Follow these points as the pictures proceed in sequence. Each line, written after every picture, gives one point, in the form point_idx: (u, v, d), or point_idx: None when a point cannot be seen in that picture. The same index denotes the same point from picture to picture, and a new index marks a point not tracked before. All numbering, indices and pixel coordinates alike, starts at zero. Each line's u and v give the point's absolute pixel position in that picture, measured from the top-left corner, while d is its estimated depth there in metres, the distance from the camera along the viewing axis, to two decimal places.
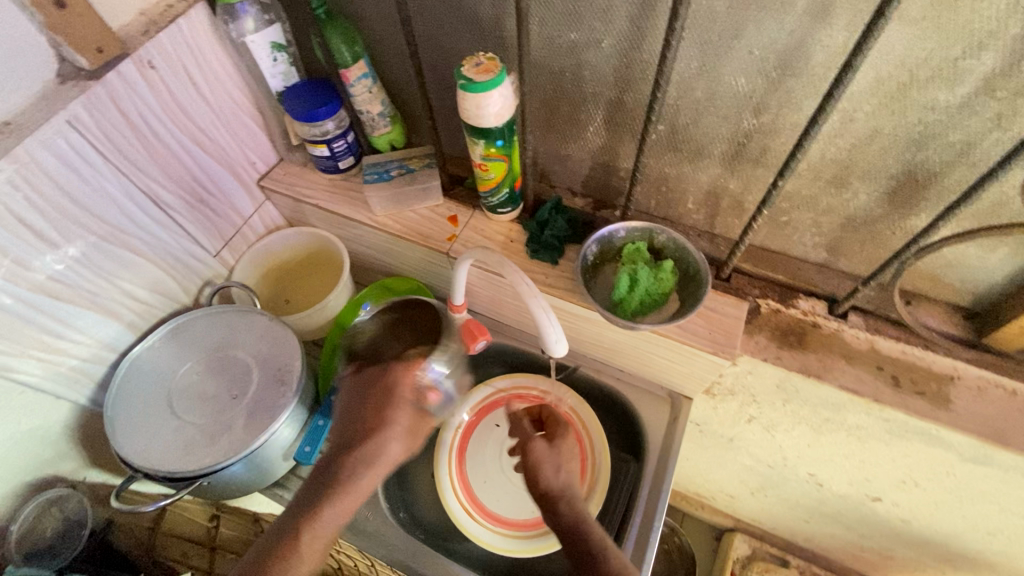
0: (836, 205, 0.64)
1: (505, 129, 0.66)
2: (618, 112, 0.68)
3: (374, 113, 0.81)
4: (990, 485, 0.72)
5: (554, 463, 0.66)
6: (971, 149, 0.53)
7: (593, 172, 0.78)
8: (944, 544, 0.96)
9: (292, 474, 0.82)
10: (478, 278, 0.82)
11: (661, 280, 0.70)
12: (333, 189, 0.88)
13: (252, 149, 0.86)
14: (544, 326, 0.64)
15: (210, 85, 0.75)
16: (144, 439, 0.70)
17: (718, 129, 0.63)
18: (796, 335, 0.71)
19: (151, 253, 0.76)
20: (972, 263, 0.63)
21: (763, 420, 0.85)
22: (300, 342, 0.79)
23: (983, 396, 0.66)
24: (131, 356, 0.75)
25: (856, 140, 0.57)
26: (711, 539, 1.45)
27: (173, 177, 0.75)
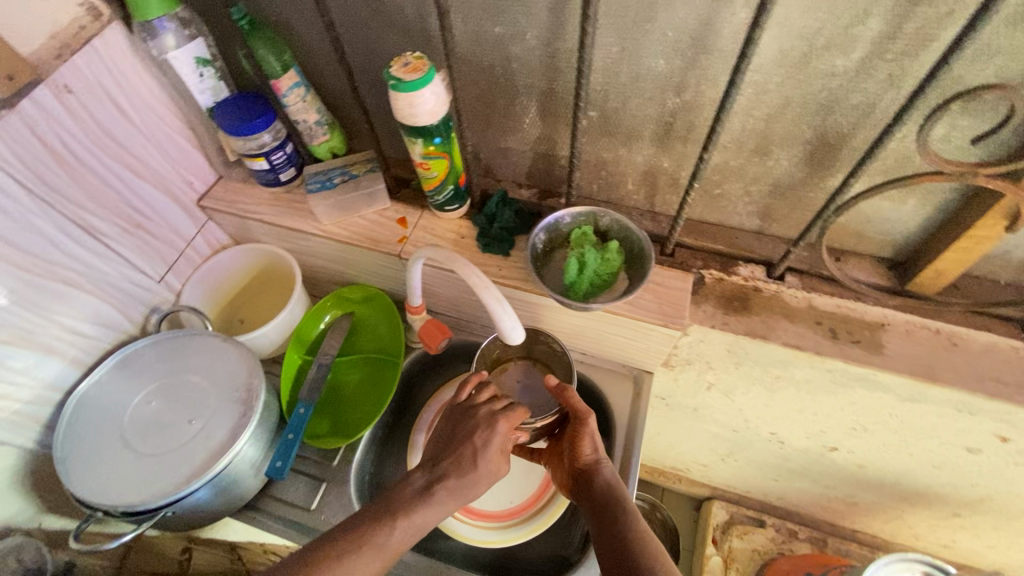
0: (762, 173, 0.68)
1: (442, 126, 0.67)
2: (551, 101, 0.70)
3: (311, 121, 0.80)
4: (928, 421, 0.78)
5: (593, 442, 0.70)
6: (872, 109, 0.57)
7: (535, 162, 0.80)
8: (899, 483, 1.02)
9: (263, 495, 0.80)
10: (433, 277, 0.83)
11: (608, 261, 0.72)
12: (277, 202, 0.86)
13: (188, 169, 0.84)
14: (499, 316, 0.65)
15: (135, 105, 0.73)
16: (100, 476, 0.67)
17: (646, 110, 0.66)
18: (740, 300, 0.75)
19: (90, 284, 0.73)
20: (888, 216, 0.67)
21: (721, 385, 0.89)
22: (257, 358, 0.77)
23: (912, 338, 0.71)
24: (77, 393, 0.72)
25: (770, 110, 0.61)
26: (691, 510, 1.50)
27: (105, 203, 0.72)
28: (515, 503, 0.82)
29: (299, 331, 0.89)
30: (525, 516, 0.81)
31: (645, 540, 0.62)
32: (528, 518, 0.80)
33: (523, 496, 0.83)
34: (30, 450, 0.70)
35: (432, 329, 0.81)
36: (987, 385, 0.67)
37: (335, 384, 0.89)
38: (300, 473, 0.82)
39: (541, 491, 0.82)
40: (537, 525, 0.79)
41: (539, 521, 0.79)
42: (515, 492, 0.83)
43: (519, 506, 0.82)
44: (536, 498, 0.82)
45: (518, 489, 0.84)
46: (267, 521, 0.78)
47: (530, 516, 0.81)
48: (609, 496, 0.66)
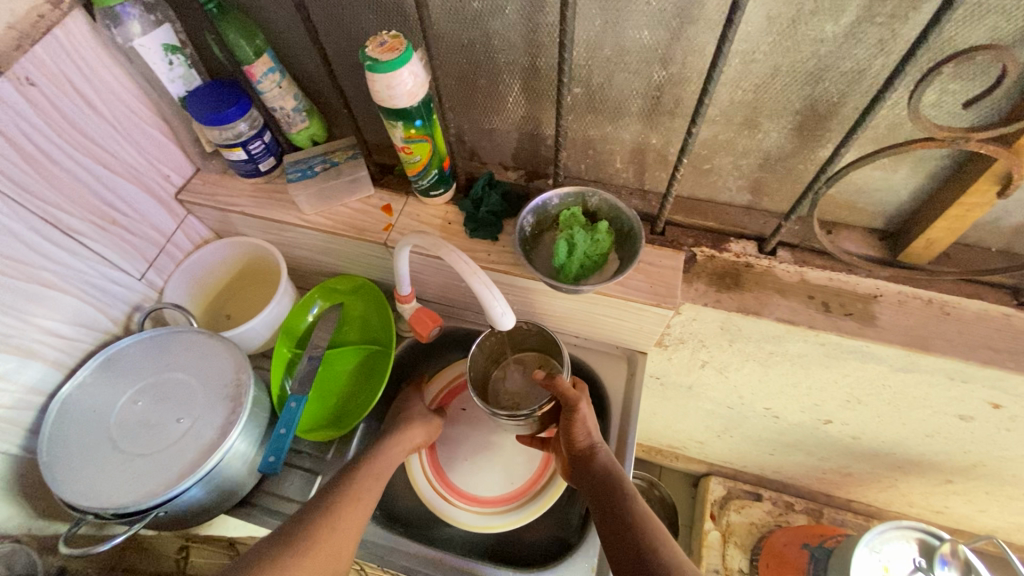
0: (752, 146, 0.67)
1: (422, 108, 0.65)
2: (534, 78, 0.68)
3: (289, 108, 0.78)
4: (920, 391, 0.78)
5: (587, 428, 0.71)
6: (862, 76, 0.56)
7: (520, 143, 0.78)
8: (892, 453, 1.03)
9: (258, 490, 0.79)
10: (421, 264, 0.81)
11: (598, 242, 0.70)
12: (258, 193, 0.84)
13: (163, 162, 0.81)
14: (488, 302, 0.64)
15: (103, 97, 0.70)
16: (88, 479, 0.66)
17: (631, 84, 0.64)
18: (731, 277, 0.74)
19: (67, 284, 0.71)
20: (879, 185, 0.67)
21: (715, 363, 0.88)
22: (244, 353, 0.76)
23: (904, 309, 0.70)
24: (61, 396, 0.70)
25: (759, 80, 0.59)
26: (688, 487, 1.51)
27: (77, 200, 0.70)
28: (515, 486, 0.81)
29: (286, 325, 0.87)
30: (523, 500, 0.80)
31: (644, 517, 0.62)
32: (526, 502, 0.80)
33: (523, 479, 0.82)
34: (16, 456, 0.69)
35: (423, 317, 0.81)
36: (979, 353, 0.67)
37: (327, 377, 0.88)
38: (295, 467, 0.81)
39: (539, 475, 0.81)
40: (534, 509, 0.79)
41: (537, 506, 0.79)
42: (514, 477, 0.82)
43: (517, 491, 0.81)
44: (534, 482, 0.81)
45: (517, 472, 0.82)
46: (263, 516, 0.77)
47: (529, 499, 0.80)
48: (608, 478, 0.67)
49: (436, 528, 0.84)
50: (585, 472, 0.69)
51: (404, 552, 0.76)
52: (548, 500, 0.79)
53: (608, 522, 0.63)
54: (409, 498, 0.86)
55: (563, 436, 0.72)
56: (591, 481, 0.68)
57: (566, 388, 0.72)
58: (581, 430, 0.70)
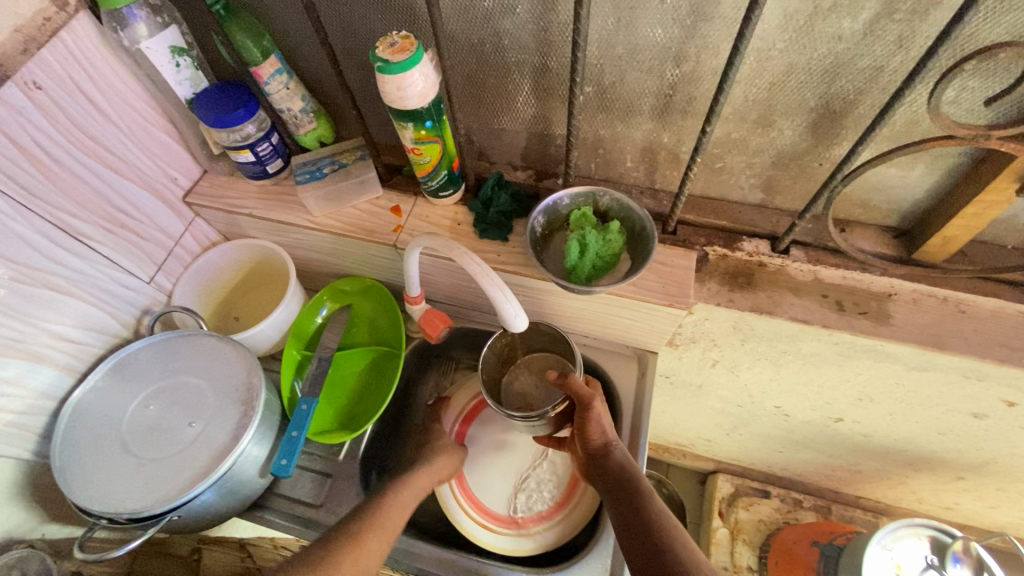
0: (765, 144, 0.66)
1: (432, 109, 0.64)
2: (544, 78, 0.67)
3: (296, 109, 0.77)
4: (934, 389, 0.77)
5: (603, 427, 0.70)
6: (880, 73, 0.55)
7: (530, 143, 0.77)
8: (904, 450, 1.02)
9: (270, 493, 0.79)
10: (431, 265, 0.81)
11: (610, 242, 0.70)
12: (265, 195, 0.84)
13: (171, 165, 0.81)
14: (500, 304, 0.63)
15: (109, 99, 0.69)
16: (100, 485, 0.66)
17: (643, 83, 0.64)
18: (744, 276, 0.73)
19: (76, 288, 0.71)
20: (895, 183, 0.66)
21: (726, 362, 0.88)
22: (254, 356, 0.76)
23: (920, 307, 0.70)
24: (72, 401, 0.70)
25: (774, 78, 0.58)
26: (696, 484, 1.51)
27: (85, 204, 0.70)
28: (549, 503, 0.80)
29: (295, 327, 0.87)
30: (528, 532, 0.79)
31: (662, 518, 0.62)
32: (530, 535, 0.79)
33: (538, 506, 0.80)
34: (27, 461, 0.68)
35: (433, 319, 0.80)
36: (995, 351, 0.66)
37: (336, 379, 0.88)
38: (306, 470, 0.81)
39: (555, 507, 0.80)
40: (533, 546, 0.78)
41: (537, 543, 0.78)
42: (530, 501, 0.81)
43: (526, 520, 0.80)
44: (546, 515, 0.80)
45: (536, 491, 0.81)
46: (275, 518, 0.77)
47: (566, 512, 0.79)
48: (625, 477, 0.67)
49: (448, 529, 0.84)
50: (602, 472, 0.69)
51: (419, 555, 0.76)
52: (549, 543, 0.78)
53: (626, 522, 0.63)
54: (420, 500, 0.86)
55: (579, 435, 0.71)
56: (608, 481, 0.68)
57: (578, 384, 0.70)
58: (597, 430, 0.70)
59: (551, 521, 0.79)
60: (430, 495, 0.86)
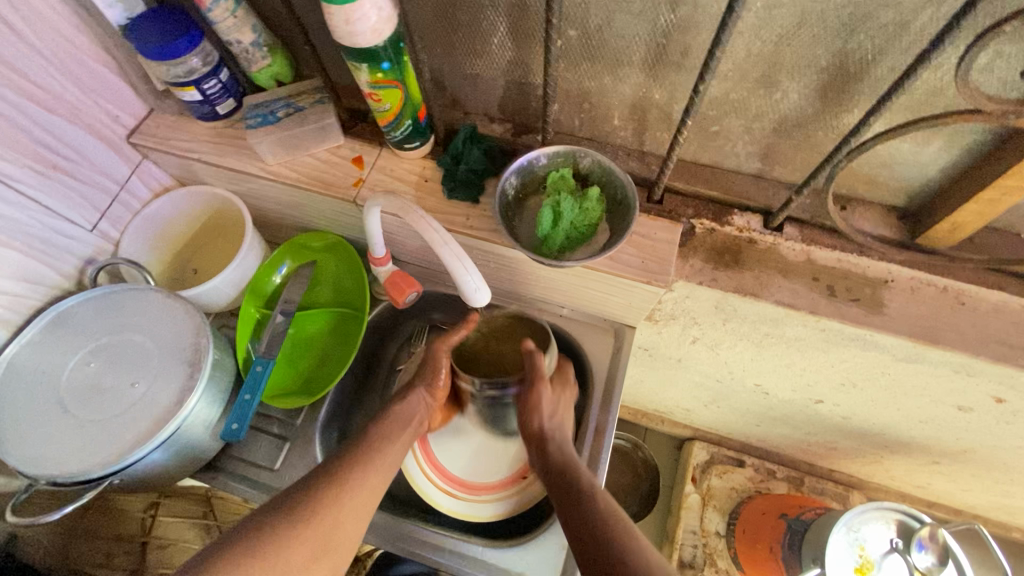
0: (767, 107, 0.58)
1: (391, 49, 0.56)
2: (522, 17, 0.59)
3: (246, 43, 0.69)
4: (921, 380, 0.73)
5: (550, 407, 0.69)
6: (905, 30, 0.47)
7: (508, 92, 0.69)
8: (882, 433, 1.00)
9: (226, 454, 0.77)
10: (396, 225, 0.75)
11: (587, 211, 0.64)
12: (217, 138, 0.76)
13: (110, 100, 0.73)
14: (460, 275, 0.58)
15: (27, 20, 0.61)
16: (36, 444, 0.62)
17: (633, 29, 0.55)
18: (732, 253, 0.67)
19: (4, 235, 0.65)
20: (906, 159, 0.59)
21: (706, 339, 0.83)
22: (204, 315, 0.71)
23: (916, 296, 0.65)
24: (6, 356, 0.66)
25: (782, 30, 0.50)
26: (672, 450, 1.52)
27: (7, 141, 0.62)
28: (514, 469, 0.79)
29: (253, 283, 0.82)
30: (488, 498, 0.77)
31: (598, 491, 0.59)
32: (489, 502, 0.77)
33: (501, 474, 0.79)
34: None
35: (399, 282, 0.75)
36: (990, 348, 0.62)
37: (296, 340, 0.84)
38: (262, 432, 0.78)
39: (516, 476, 0.78)
40: (493, 513, 0.77)
41: (497, 511, 0.77)
42: (490, 468, 0.79)
43: (486, 486, 0.78)
44: (507, 483, 0.78)
45: (501, 459, 0.80)
46: (229, 481, 0.75)
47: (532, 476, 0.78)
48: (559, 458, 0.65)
49: (409, 495, 0.83)
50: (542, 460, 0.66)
51: (379, 525, 0.74)
52: (509, 511, 0.77)
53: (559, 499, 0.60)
54: None
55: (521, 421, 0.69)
56: (549, 472, 0.65)
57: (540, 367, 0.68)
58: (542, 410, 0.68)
59: (514, 491, 0.77)
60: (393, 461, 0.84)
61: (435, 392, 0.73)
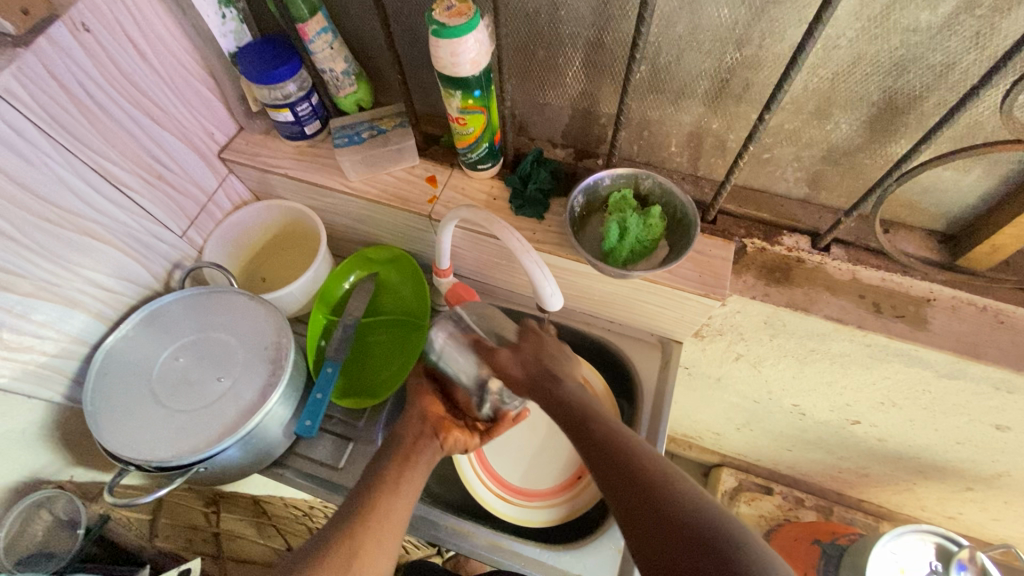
0: (819, 136, 0.64)
1: (482, 78, 0.63)
2: (597, 53, 0.66)
3: (338, 71, 0.76)
4: (962, 398, 0.77)
5: (543, 363, 0.61)
6: (951, 70, 0.53)
7: (574, 120, 0.76)
8: (917, 457, 1.02)
9: (291, 453, 0.80)
10: (463, 238, 0.80)
11: (650, 228, 0.69)
12: (301, 156, 0.83)
13: (209, 119, 0.80)
14: (539, 281, 0.63)
15: (153, 46, 0.68)
16: (130, 431, 0.67)
17: (700, 66, 0.62)
18: (782, 271, 0.72)
19: (113, 236, 0.71)
20: (947, 186, 0.65)
21: (750, 356, 0.87)
22: (284, 317, 0.76)
23: (957, 314, 0.69)
24: (105, 348, 0.71)
25: (838, 68, 0.57)
26: (699, 476, 1.53)
27: (124, 152, 0.69)
28: (567, 476, 0.82)
29: (323, 291, 0.87)
30: (541, 504, 0.80)
31: (665, 474, 0.49)
32: (543, 508, 0.80)
33: (554, 481, 0.82)
34: (58, 403, 0.69)
35: (459, 292, 0.76)
36: None
37: (360, 346, 0.89)
38: (327, 432, 0.82)
39: (568, 484, 0.81)
40: (547, 518, 0.79)
41: (550, 516, 0.79)
42: (543, 476, 0.82)
43: (539, 493, 0.81)
44: (559, 491, 0.81)
45: (553, 466, 0.83)
46: (295, 478, 0.78)
47: (584, 485, 0.81)
48: (602, 437, 0.53)
49: (463, 500, 0.85)
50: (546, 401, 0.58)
51: (444, 526, 0.76)
52: (561, 516, 0.79)
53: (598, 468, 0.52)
54: (437, 472, 0.87)
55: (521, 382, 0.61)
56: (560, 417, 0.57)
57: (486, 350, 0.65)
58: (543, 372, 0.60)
59: (566, 498, 0.80)
60: (446, 467, 0.87)
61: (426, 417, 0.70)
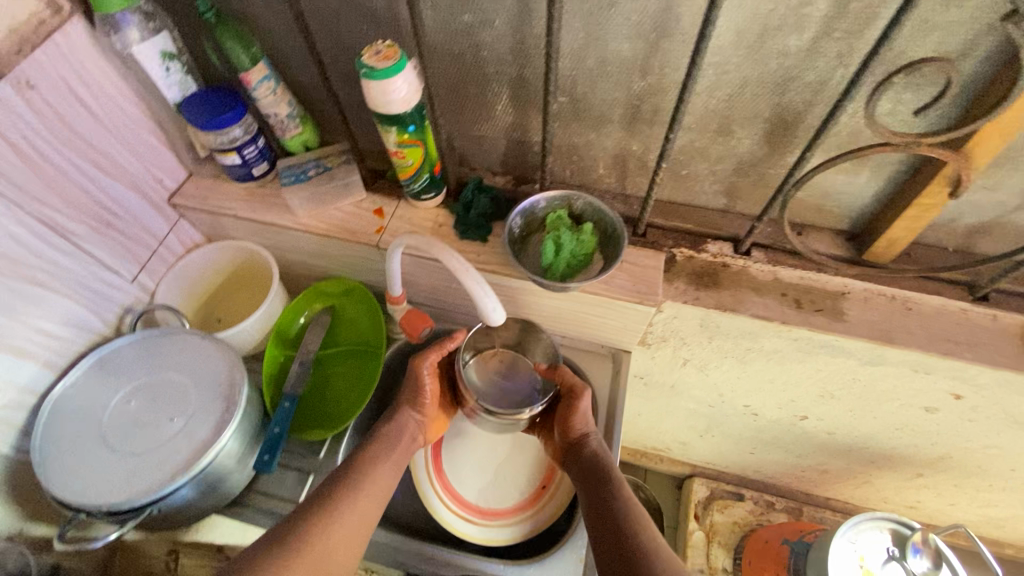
0: (726, 151, 0.71)
1: (415, 113, 0.67)
2: (521, 88, 0.72)
3: (283, 114, 0.80)
4: (888, 383, 0.82)
5: (585, 417, 0.75)
6: (824, 87, 0.61)
7: (509, 150, 0.82)
8: (865, 447, 1.07)
9: (251, 490, 0.80)
10: (413, 265, 0.84)
11: (583, 243, 0.74)
12: (251, 197, 0.86)
13: (158, 167, 0.83)
14: (480, 298, 0.67)
15: (99, 100, 0.71)
16: (79, 478, 0.67)
17: (613, 94, 0.69)
18: (710, 277, 0.78)
19: (61, 285, 0.72)
20: (844, 188, 0.72)
21: (695, 361, 0.92)
22: (237, 354, 0.77)
23: (870, 304, 0.75)
24: (53, 396, 0.71)
25: (730, 90, 0.64)
26: (673, 489, 1.54)
27: (71, 202, 0.71)
28: (531, 491, 0.83)
29: (278, 326, 0.88)
30: (504, 522, 0.81)
31: (645, 523, 0.64)
32: (506, 526, 0.81)
33: (518, 498, 0.83)
34: (3, 456, 0.68)
35: (413, 318, 0.82)
36: (939, 345, 0.72)
37: (317, 379, 0.89)
38: (287, 467, 0.82)
39: (530, 500, 0.82)
40: (511, 536, 0.80)
41: (514, 534, 0.80)
42: (506, 493, 0.83)
43: (504, 511, 0.82)
44: (522, 507, 0.82)
45: (516, 483, 0.84)
46: (256, 515, 0.77)
47: (549, 498, 0.82)
48: (601, 476, 0.70)
49: (428, 525, 0.85)
50: (574, 457, 0.74)
51: (410, 551, 0.77)
52: (524, 533, 0.80)
53: (600, 517, 0.66)
54: (402, 499, 0.87)
55: (559, 425, 0.76)
56: (582, 469, 0.72)
57: (566, 377, 0.77)
58: (580, 420, 0.75)
59: (531, 513, 0.81)
60: (410, 494, 0.87)
61: (421, 407, 0.78)
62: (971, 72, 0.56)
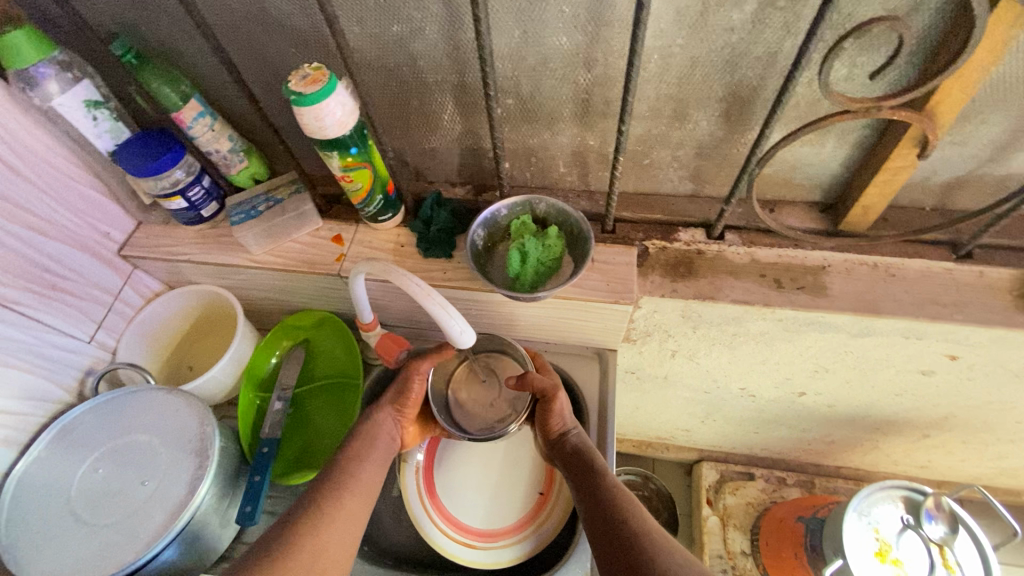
0: (685, 136, 0.68)
1: (355, 135, 0.64)
2: (465, 94, 0.69)
3: (224, 150, 0.77)
4: (880, 352, 0.79)
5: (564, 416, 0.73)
6: (776, 58, 0.58)
7: (464, 158, 0.79)
8: (869, 415, 1.05)
9: (238, 543, 0.76)
10: (379, 289, 0.80)
11: (549, 247, 0.71)
12: (204, 239, 0.82)
13: (102, 220, 0.79)
14: (445, 322, 0.64)
15: (24, 159, 0.67)
16: (51, 558, 0.64)
17: (560, 91, 0.66)
18: (685, 266, 0.75)
19: (9, 357, 0.68)
20: (811, 159, 0.69)
21: (684, 351, 0.89)
22: (207, 405, 0.74)
23: (852, 275, 0.72)
24: (16, 474, 0.68)
25: (680, 73, 0.61)
26: (683, 476, 1.52)
27: (9, 270, 0.67)
28: (534, 503, 0.80)
29: (250, 369, 0.85)
30: (508, 542, 0.78)
31: (639, 514, 0.62)
32: (511, 545, 0.77)
33: (519, 513, 0.79)
34: None
35: (388, 344, 0.78)
36: (927, 309, 0.69)
37: (297, 417, 0.86)
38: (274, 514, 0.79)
39: (532, 514, 0.79)
40: (516, 556, 0.76)
41: (520, 552, 0.77)
42: (507, 511, 0.80)
43: (509, 529, 0.79)
44: (525, 522, 0.79)
45: (515, 499, 0.80)
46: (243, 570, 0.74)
47: (553, 506, 0.79)
48: (589, 469, 0.67)
49: (427, 554, 0.82)
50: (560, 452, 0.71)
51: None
52: (531, 549, 0.77)
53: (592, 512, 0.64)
54: (397, 530, 0.84)
55: (541, 425, 0.74)
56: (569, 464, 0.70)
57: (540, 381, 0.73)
58: (558, 417, 0.72)
59: (536, 525, 0.78)
60: (406, 524, 0.84)
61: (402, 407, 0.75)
62: (925, 27, 0.53)
